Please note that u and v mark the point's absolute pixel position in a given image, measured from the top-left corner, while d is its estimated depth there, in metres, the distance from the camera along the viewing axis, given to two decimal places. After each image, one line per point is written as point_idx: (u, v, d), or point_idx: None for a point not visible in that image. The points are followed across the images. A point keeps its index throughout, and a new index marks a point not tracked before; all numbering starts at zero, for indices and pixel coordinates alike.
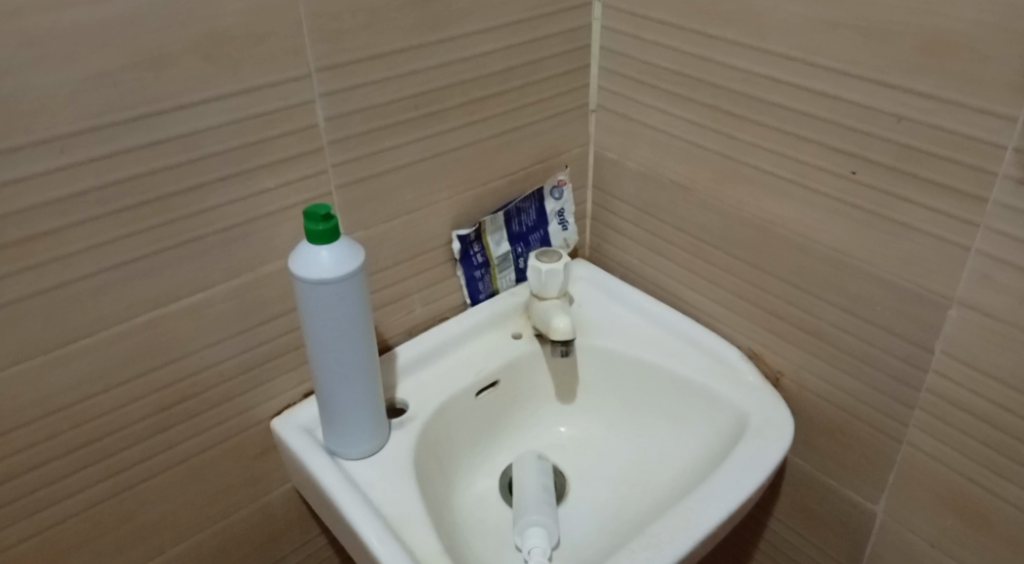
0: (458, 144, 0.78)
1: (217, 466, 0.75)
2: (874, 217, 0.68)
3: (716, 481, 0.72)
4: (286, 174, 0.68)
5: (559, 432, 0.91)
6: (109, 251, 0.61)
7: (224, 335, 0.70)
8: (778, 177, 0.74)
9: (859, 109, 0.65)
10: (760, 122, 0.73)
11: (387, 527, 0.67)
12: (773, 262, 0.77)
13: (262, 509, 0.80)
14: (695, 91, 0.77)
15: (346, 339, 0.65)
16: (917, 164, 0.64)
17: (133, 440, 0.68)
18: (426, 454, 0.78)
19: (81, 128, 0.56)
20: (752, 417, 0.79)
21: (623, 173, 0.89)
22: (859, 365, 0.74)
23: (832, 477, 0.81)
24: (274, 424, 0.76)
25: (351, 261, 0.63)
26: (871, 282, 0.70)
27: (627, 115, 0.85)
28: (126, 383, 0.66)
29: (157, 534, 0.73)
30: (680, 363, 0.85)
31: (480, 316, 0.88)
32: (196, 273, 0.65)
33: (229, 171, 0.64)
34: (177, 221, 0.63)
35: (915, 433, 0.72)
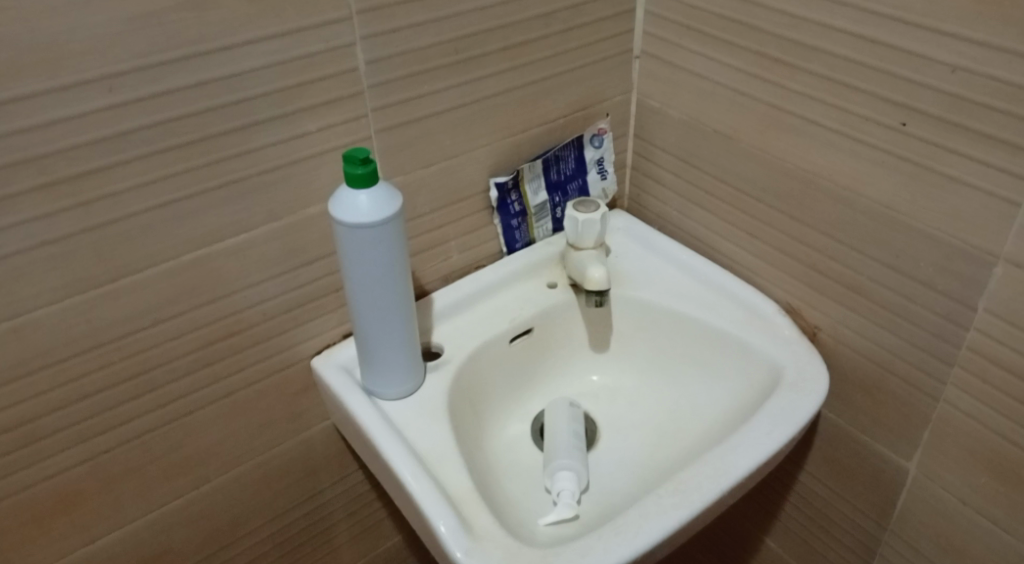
0: (498, 90, 0.78)
1: (260, 401, 0.77)
2: (920, 170, 0.66)
3: (748, 432, 0.73)
4: (327, 117, 0.68)
5: (592, 381, 0.92)
6: (157, 190, 0.62)
7: (266, 276, 0.71)
8: (823, 127, 0.72)
9: (910, 57, 0.64)
10: (807, 71, 0.71)
11: (420, 465, 0.69)
12: (814, 215, 0.76)
13: (302, 444, 0.83)
14: (742, 37, 0.75)
15: (383, 282, 0.66)
16: (968, 116, 0.62)
17: (179, 374, 0.70)
18: (460, 397, 0.80)
19: (128, 68, 0.57)
20: (786, 371, 0.79)
21: (664, 122, 0.88)
22: (898, 321, 0.73)
23: (865, 432, 0.81)
24: (314, 363, 0.78)
25: (390, 205, 0.63)
26: (915, 238, 0.69)
27: (670, 62, 0.84)
28: (173, 318, 0.68)
29: (203, 464, 0.76)
30: (715, 315, 0.85)
31: (516, 264, 0.88)
32: (239, 214, 0.67)
33: (271, 113, 0.65)
34: (221, 161, 0.64)
35: (952, 391, 0.72)
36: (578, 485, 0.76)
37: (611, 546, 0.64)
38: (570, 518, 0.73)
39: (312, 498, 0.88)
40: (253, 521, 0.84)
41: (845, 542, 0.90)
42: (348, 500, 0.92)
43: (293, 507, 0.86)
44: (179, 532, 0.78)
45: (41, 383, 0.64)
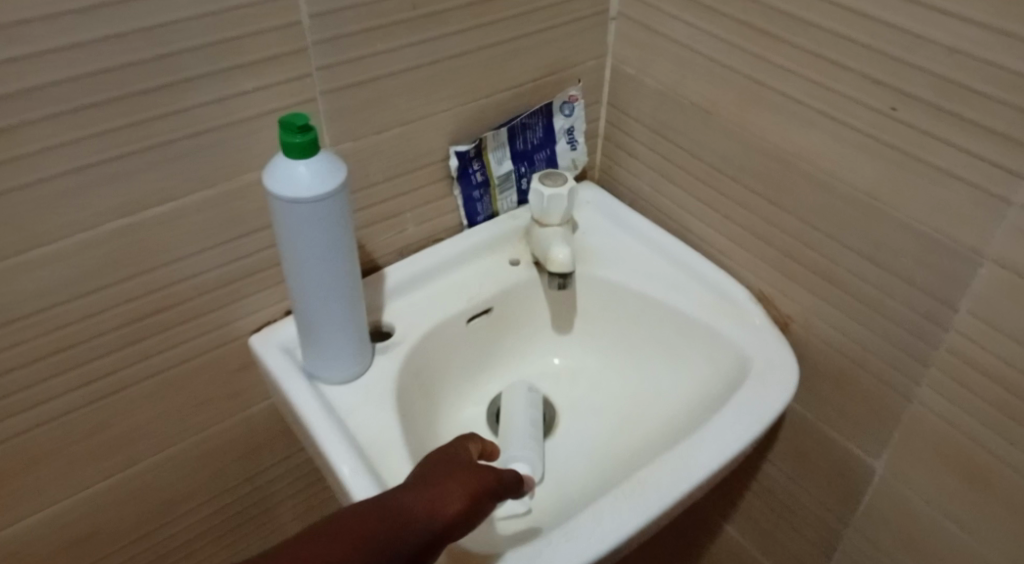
0: (460, 51, 0.71)
1: (195, 380, 0.72)
2: (906, 158, 0.62)
3: (711, 428, 0.69)
4: (266, 76, 0.61)
5: (553, 363, 0.88)
6: (71, 154, 0.56)
7: (199, 249, 0.65)
8: (807, 106, 0.67)
9: (905, 36, 0.58)
10: (795, 43, 0.66)
11: (361, 458, 0.64)
12: (793, 199, 0.72)
13: (242, 424, 0.78)
14: (726, 4, 0.69)
15: (324, 260, 0.61)
16: (963, 103, 0.57)
17: (103, 351, 0.65)
18: (411, 381, 0.75)
19: (33, 16, 0.51)
20: (755, 362, 0.75)
21: (640, 91, 0.82)
22: (875, 316, 0.69)
23: (833, 427, 0.78)
24: (253, 340, 0.72)
25: (332, 179, 0.58)
26: (897, 230, 0.65)
27: (649, 26, 0.78)
28: (95, 293, 0.62)
29: (132, 445, 0.71)
30: (684, 300, 0.81)
31: (477, 239, 0.83)
32: (166, 182, 0.61)
33: (203, 70, 0.58)
34: (145, 122, 0.57)
35: (926, 391, 0.68)
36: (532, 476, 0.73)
37: (560, 551, 0.60)
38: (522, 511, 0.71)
39: (253, 478, 0.83)
40: (188, 502, 0.79)
41: (806, 534, 0.87)
42: (292, 480, 0.87)
43: (233, 487, 0.82)
44: (107, 515, 0.74)
45: None
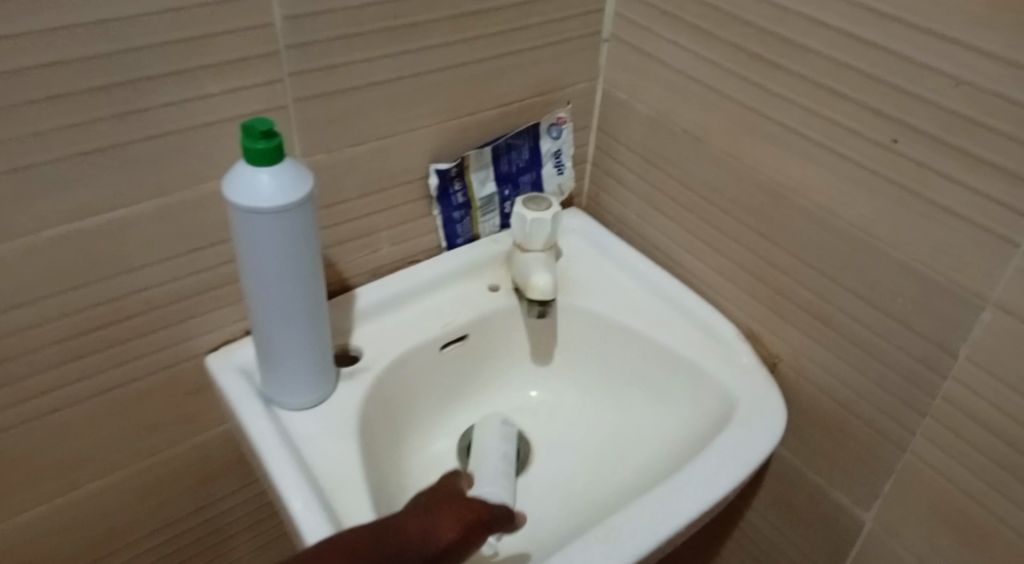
0: (444, 65, 0.68)
1: (145, 400, 0.67)
2: (907, 195, 0.58)
3: (693, 472, 0.65)
4: (234, 80, 0.58)
5: (530, 396, 0.84)
6: (15, 152, 0.52)
7: (154, 260, 0.61)
8: (803, 137, 0.64)
9: (910, 66, 0.55)
10: (793, 71, 0.63)
11: (316, 492, 0.60)
12: (786, 234, 0.68)
13: (195, 449, 0.73)
14: (723, 28, 0.67)
15: (286, 277, 0.57)
16: (970, 138, 0.54)
17: (44, 365, 0.60)
18: (376, 410, 0.71)
19: None
20: (741, 404, 0.71)
21: (631, 117, 0.79)
22: (869, 361, 0.66)
23: (821, 475, 0.74)
24: (210, 360, 0.68)
25: (296, 189, 0.54)
26: (895, 270, 0.61)
27: (642, 50, 0.75)
28: (36, 303, 0.57)
29: (73, 468, 0.66)
30: (669, 335, 0.77)
31: (455, 263, 0.80)
32: (120, 187, 0.56)
33: (164, 70, 0.54)
34: (97, 122, 0.53)
35: (921, 442, 0.64)
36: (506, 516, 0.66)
37: None
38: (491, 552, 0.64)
39: (206, 507, 0.78)
40: (133, 532, 0.74)
41: None
42: (249, 511, 0.82)
43: (183, 516, 0.77)
44: (43, 542, 0.68)
45: None
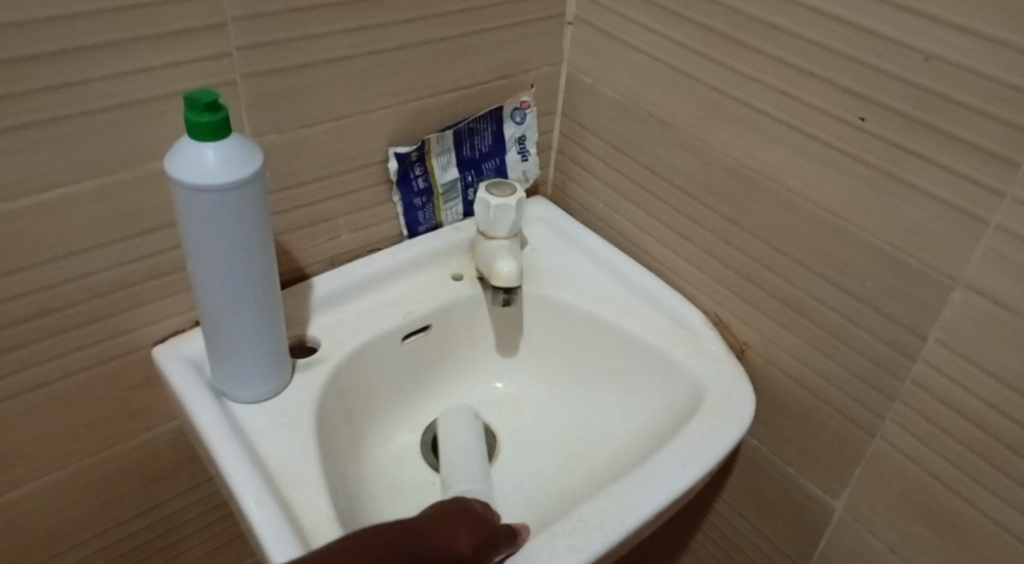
0: (401, 43, 0.66)
1: (87, 395, 0.64)
2: (875, 175, 0.57)
3: (660, 462, 0.63)
4: (177, 53, 0.55)
5: (495, 388, 0.82)
6: None
7: (94, 245, 0.58)
8: (770, 118, 0.62)
9: (877, 41, 0.54)
10: (759, 50, 0.61)
11: (269, 488, 0.57)
12: (753, 218, 0.67)
13: (142, 446, 0.70)
14: (687, 7, 0.65)
15: (235, 261, 0.54)
16: (938, 114, 0.53)
17: None
18: (334, 403, 0.68)
19: None
20: (709, 392, 0.70)
21: (596, 101, 0.77)
22: (838, 346, 0.65)
23: (791, 464, 0.73)
24: (157, 352, 0.65)
25: (244, 167, 0.51)
26: (863, 252, 0.60)
27: (607, 31, 0.73)
28: None
29: (10, 467, 0.63)
30: (636, 323, 0.75)
31: (416, 251, 0.77)
32: (54, 165, 0.53)
33: (99, 40, 0.51)
34: (28, 95, 0.50)
35: (891, 428, 0.63)
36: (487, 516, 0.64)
37: None
38: None
39: (156, 508, 0.75)
40: (78, 534, 0.70)
41: None
42: (202, 512, 0.79)
43: (132, 517, 0.73)
44: None
45: None
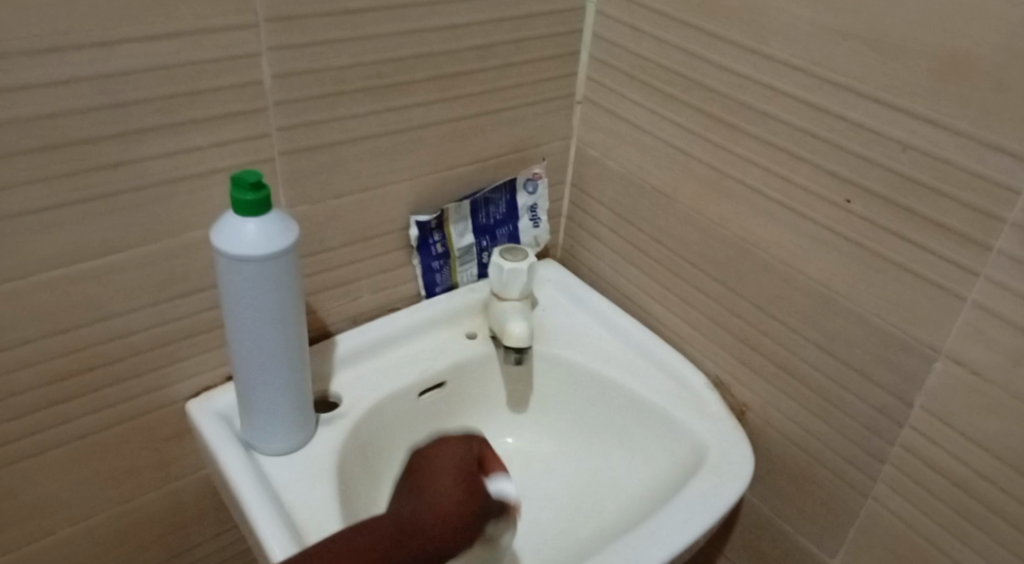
0: (424, 122, 0.71)
1: (122, 445, 0.68)
2: (862, 252, 0.62)
3: (663, 519, 0.67)
4: (223, 133, 0.60)
5: (506, 443, 0.85)
6: (6, 199, 0.53)
7: (138, 307, 0.62)
8: (765, 196, 0.67)
9: (861, 131, 0.59)
10: (754, 134, 0.66)
11: (295, 536, 0.61)
12: (751, 288, 0.71)
13: (171, 495, 0.74)
14: (687, 92, 0.70)
15: (269, 323, 0.59)
16: (918, 200, 0.57)
17: (21, 410, 0.61)
18: (355, 455, 0.72)
19: None
20: (711, 451, 0.73)
21: (604, 173, 0.83)
22: (831, 410, 0.68)
23: (789, 522, 0.76)
24: (190, 405, 0.69)
25: (282, 239, 0.56)
26: (853, 322, 0.64)
27: (614, 111, 0.79)
28: (19, 346, 0.58)
29: (48, 514, 0.67)
30: (641, 384, 0.79)
31: (434, 311, 0.82)
32: (105, 235, 0.58)
33: (152, 123, 0.56)
34: (88, 173, 0.55)
35: (882, 489, 0.67)
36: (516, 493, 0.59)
37: None
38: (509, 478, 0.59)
39: (180, 555, 0.78)
40: None
41: None
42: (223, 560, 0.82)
43: None
44: None
45: None
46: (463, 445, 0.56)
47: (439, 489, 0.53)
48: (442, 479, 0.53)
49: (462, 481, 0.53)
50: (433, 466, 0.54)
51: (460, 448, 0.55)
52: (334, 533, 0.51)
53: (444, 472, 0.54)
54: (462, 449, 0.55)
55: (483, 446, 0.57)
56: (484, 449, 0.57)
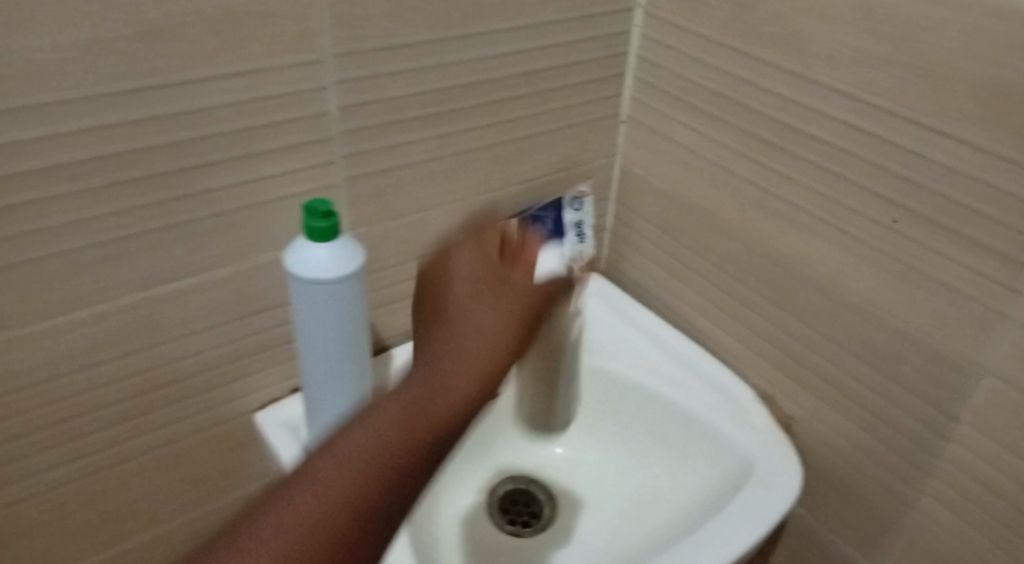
0: (476, 146, 0.74)
1: (194, 456, 0.71)
2: (907, 271, 0.63)
3: (714, 530, 0.68)
4: (292, 162, 0.63)
5: (554, 453, 0.87)
6: (96, 229, 0.56)
7: (211, 325, 0.66)
8: (810, 215, 0.69)
9: (906, 154, 0.60)
10: (799, 155, 0.68)
11: None
12: (797, 304, 0.73)
13: (237, 502, 0.77)
14: (733, 114, 0.72)
15: (336, 343, 0.62)
16: (963, 222, 0.58)
17: (104, 424, 0.64)
18: None
19: (72, 96, 0.51)
20: (758, 463, 0.75)
21: (648, 191, 0.85)
22: (877, 424, 0.70)
23: (834, 533, 0.77)
24: (256, 417, 0.73)
25: (350, 263, 0.59)
26: (899, 339, 0.66)
27: (659, 131, 0.81)
28: (104, 364, 0.62)
29: (125, 520, 0.70)
30: (688, 396, 0.81)
31: None
32: (182, 260, 0.61)
33: (227, 155, 0.59)
34: (169, 203, 0.58)
35: (928, 502, 0.68)
36: None
37: None
38: None
39: None
40: None
41: None
42: None
43: None
44: None
45: None
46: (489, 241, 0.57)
47: (473, 297, 0.55)
48: (467, 269, 0.56)
49: (489, 289, 0.55)
50: (450, 266, 0.56)
51: (491, 241, 0.57)
52: (399, 384, 0.53)
53: (463, 281, 0.56)
54: (489, 243, 0.57)
55: (510, 233, 0.58)
56: (512, 234, 0.58)
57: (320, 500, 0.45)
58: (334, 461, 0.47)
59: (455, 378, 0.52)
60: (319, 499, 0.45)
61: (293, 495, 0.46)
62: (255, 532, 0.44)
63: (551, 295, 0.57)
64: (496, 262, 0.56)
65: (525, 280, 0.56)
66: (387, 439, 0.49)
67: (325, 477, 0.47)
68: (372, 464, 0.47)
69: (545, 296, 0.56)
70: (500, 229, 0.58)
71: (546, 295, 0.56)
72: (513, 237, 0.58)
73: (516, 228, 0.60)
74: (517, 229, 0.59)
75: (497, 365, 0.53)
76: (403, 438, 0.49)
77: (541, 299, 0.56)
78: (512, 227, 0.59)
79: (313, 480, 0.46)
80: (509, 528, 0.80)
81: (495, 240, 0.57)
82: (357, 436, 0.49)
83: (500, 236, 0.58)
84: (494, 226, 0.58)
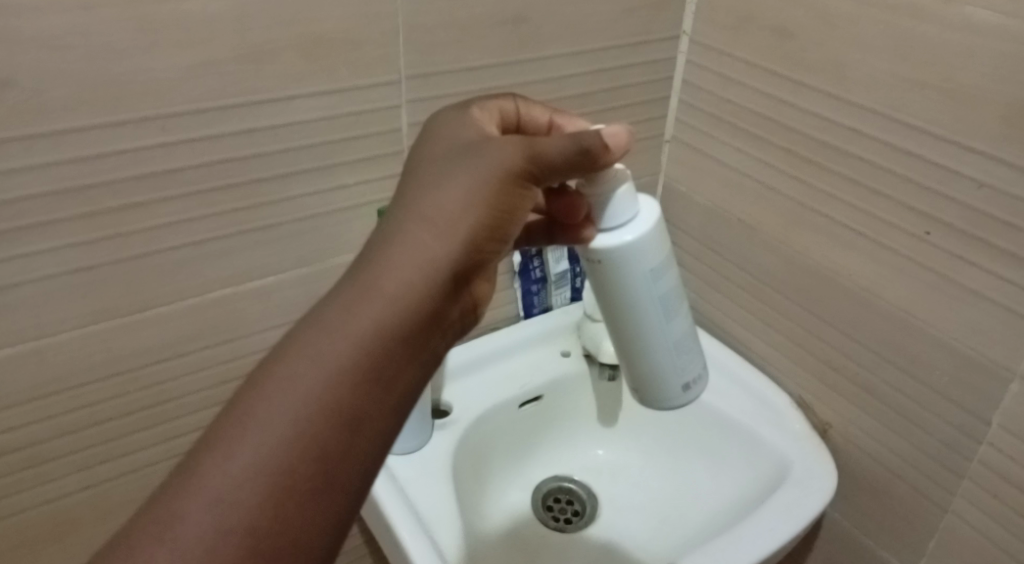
0: None
1: None
2: (939, 280, 0.67)
3: (750, 524, 0.72)
4: (365, 173, 0.69)
5: (597, 455, 0.92)
6: (196, 228, 0.62)
7: (286, 321, 0.72)
8: (846, 228, 0.73)
9: (937, 170, 0.64)
10: (835, 172, 0.72)
11: (419, 525, 0.69)
12: (832, 313, 0.77)
13: None
14: (773, 133, 0.77)
15: None
16: (991, 232, 0.62)
17: (190, 408, 0.71)
18: (464, 459, 0.80)
19: (182, 111, 0.58)
20: (794, 465, 0.78)
21: (689, 206, 0.89)
22: (911, 427, 0.73)
23: (869, 535, 0.80)
24: None
25: None
26: (931, 345, 0.69)
27: (701, 150, 0.86)
28: (193, 353, 0.68)
29: None
30: (726, 402, 0.85)
31: (532, 330, 0.89)
32: (265, 260, 0.67)
33: (310, 165, 0.65)
34: (256, 207, 0.64)
35: (961, 502, 0.71)
36: (670, 300, 0.60)
37: None
38: (664, 298, 0.59)
39: None
40: None
41: None
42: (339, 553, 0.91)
43: None
44: None
45: (55, 407, 0.63)
46: (500, 125, 0.54)
47: (451, 161, 0.48)
48: (444, 156, 0.49)
49: (466, 153, 0.49)
50: (429, 149, 0.50)
51: (483, 119, 0.52)
52: (337, 291, 0.44)
53: (449, 143, 0.50)
54: (481, 119, 0.52)
55: (534, 121, 0.55)
56: (534, 118, 0.55)
57: (245, 444, 0.39)
58: (253, 395, 0.40)
59: (420, 244, 0.45)
60: (243, 442, 0.39)
61: (210, 450, 0.39)
62: (182, 490, 0.38)
63: (567, 161, 0.49)
64: (486, 134, 0.50)
65: (512, 140, 0.48)
66: (320, 355, 0.41)
67: (251, 421, 0.40)
68: (311, 379, 0.41)
69: (564, 165, 0.50)
70: (516, 119, 0.54)
71: (551, 160, 0.49)
72: (539, 123, 0.55)
73: (542, 122, 0.55)
74: (546, 110, 0.55)
75: (474, 212, 0.47)
76: (351, 347, 0.42)
77: (533, 159, 0.48)
78: (534, 109, 0.55)
79: (234, 428, 0.39)
80: (554, 524, 0.85)
81: (492, 121, 0.53)
82: (285, 367, 0.41)
83: (499, 116, 0.54)
84: (492, 107, 0.54)
